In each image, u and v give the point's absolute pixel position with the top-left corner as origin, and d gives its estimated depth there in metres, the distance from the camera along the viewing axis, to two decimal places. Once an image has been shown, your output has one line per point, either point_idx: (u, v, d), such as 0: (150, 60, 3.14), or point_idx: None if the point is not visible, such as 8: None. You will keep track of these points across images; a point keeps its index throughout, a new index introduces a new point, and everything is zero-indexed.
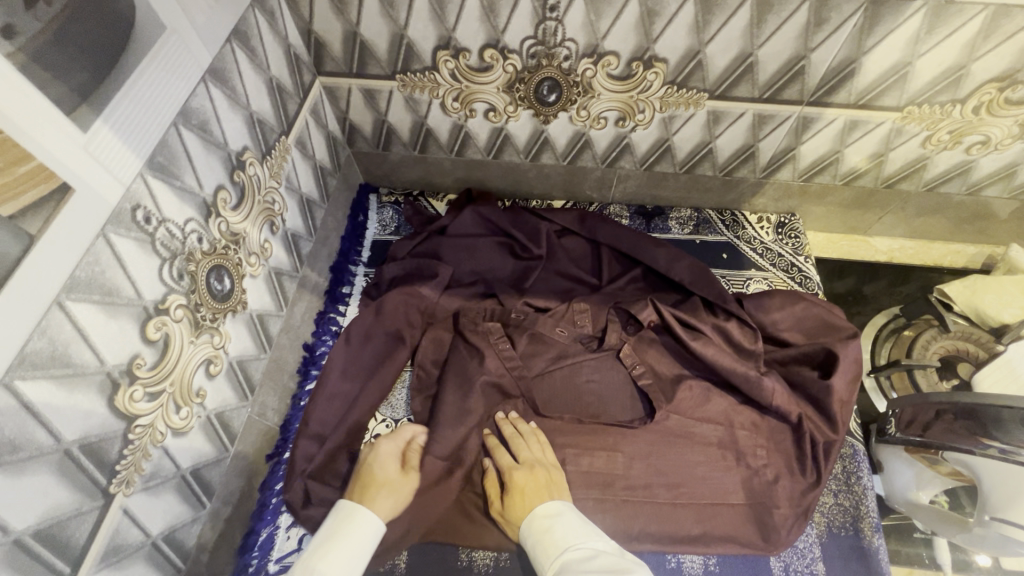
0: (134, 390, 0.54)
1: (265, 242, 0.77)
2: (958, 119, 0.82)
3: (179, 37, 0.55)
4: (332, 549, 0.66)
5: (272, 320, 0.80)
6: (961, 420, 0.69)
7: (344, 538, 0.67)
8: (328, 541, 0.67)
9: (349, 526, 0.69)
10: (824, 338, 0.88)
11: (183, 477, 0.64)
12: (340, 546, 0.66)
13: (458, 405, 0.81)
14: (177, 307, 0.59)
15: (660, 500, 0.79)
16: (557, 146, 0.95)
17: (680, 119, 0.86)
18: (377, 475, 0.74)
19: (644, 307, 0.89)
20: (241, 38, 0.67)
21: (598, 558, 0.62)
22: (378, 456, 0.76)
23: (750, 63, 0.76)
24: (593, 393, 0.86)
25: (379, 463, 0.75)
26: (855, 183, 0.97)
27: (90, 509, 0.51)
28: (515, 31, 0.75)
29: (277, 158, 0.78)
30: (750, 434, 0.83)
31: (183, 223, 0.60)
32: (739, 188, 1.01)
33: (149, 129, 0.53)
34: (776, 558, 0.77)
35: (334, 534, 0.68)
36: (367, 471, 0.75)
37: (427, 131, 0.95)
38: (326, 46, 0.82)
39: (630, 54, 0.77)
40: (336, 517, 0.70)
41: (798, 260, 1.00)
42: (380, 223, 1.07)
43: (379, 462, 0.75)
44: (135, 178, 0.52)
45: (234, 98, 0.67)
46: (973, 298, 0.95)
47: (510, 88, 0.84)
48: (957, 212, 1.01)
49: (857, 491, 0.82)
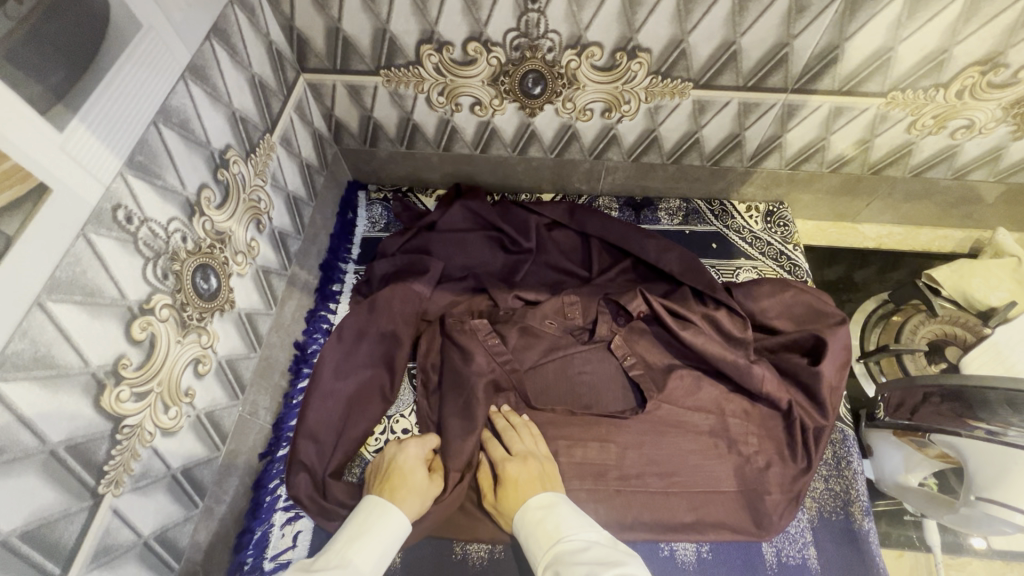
0: (120, 390, 0.54)
1: (251, 241, 0.76)
2: (941, 103, 0.82)
3: (157, 35, 0.55)
4: (370, 543, 0.65)
5: (261, 319, 0.80)
6: (947, 402, 0.69)
7: (380, 533, 0.67)
8: (364, 534, 0.66)
9: (385, 517, 0.68)
10: (812, 324, 0.89)
11: (173, 477, 0.64)
12: (376, 540, 0.66)
13: (460, 405, 0.82)
14: (162, 306, 0.59)
15: (652, 489, 0.80)
16: (544, 140, 0.95)
17: (666, 109, 0.86)
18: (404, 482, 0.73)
19: (634, 299, 0.89)
20: (221, 35, 0.66)
21: (591, 549, 0.62)
22: (407, 463, 0.75)
23: (733, 51, 0.76)
24: (585, 384, 0.87)
25: (406, 468, 0.74)
26: (842, 170, 0.97)
27: (77, 510, 0.51)
28: (497, 24, 0.75)
29: (261, 157, 0.78)
30: (741, 422, 0.84)
31: (166, 223, 0.60)
32: (727, 177, 1.01)
33: (128, 128, 0.52)
34: (767, 544, 0.78)
35: (369, 526, 0.67)
36: (396, 477, 0.73)
37: (414, 126, 0.95)
38: (308, 42, 0.81)
39: (613, 45, 0.77)
40: (368, 509, 0.69)
41: (787, 248, 1.01)
42: (369, 220, 1.06)
43: (408, 469, 0.74)
44: (114, 178, 0.52)
45: (216, 97, 0.67)
46: (961, 282, 0.96)
47: (495, 81, 0.84)
48: (944, 196, 1.02)
49: (848, 476, 0.82)
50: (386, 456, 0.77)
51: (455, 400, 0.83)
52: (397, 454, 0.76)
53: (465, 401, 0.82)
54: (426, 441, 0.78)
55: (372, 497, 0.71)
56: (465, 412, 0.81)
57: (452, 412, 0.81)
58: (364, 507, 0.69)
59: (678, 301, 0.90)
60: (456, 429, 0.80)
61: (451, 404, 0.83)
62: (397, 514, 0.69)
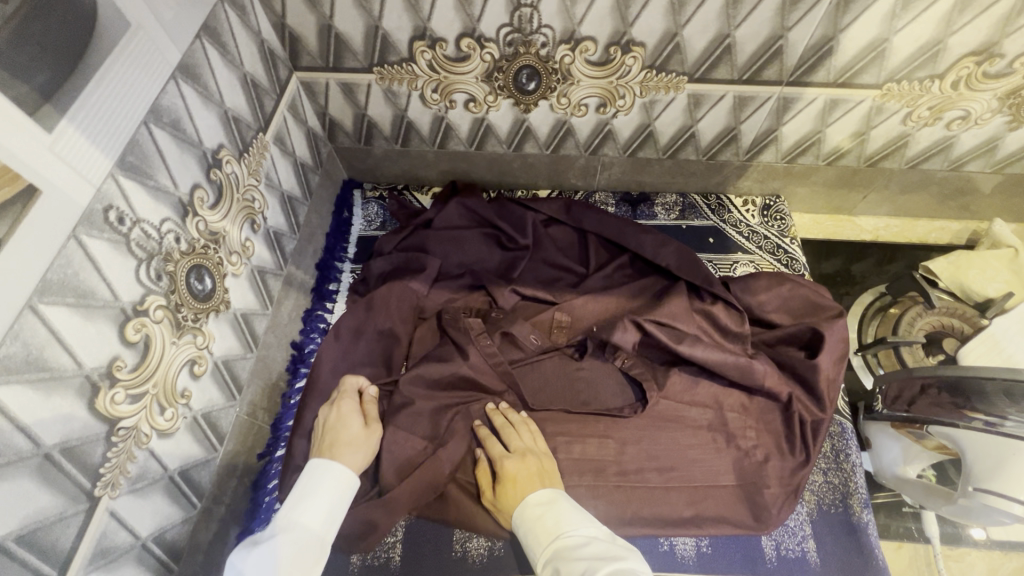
0: (115, 393, 0.54)
1: (246, 240, 0.76)
2: (937, 94, 0.82)
3: (147, 34, 0.55)
4: (317, 503, 0.68)
5: (257, 319, 0.80)
6: (947, 394, 0.69)
7: (326, 492, 0.69)
8: (309, 496, 0.68)
9: (324, 479, 0.70)
10: (810, 318, 0.89)
11: (171, 478, 0.64)
12: (324, 500, 0.68)
13: (432, 378, 0.82)
14: (157, 307, 0.59)
15: (652, 484, 0.80)
16: (539, 136, 0.95)
17: (661, 104, 0.86)
18: (341, 434, 0.74)
19: (626, 329, 0.85)
20: (212, 33, 0.66)
21: (590, 545, 0.62)
22: (340, 418, 0.76)
23: (727, 44, 0.76)
24: (583, 380, 0.87)
25: (340, 422, 0.76)
26: (838, 162, 0.97)
27: (74, 513, 0.51)
28: (490, 19, 0.75)
29: (255, 156, 0.77)
30: (739, 416, 0.84)
31: (158, 223, 0.59)
32: (723, 171, 1.00)
33: (118, 127, 0.52)
34: (767, 537, 0.78)
35: (315, 488, 0.69)
36: (331, 434, 0.75)
37: (408, 123, 0.95)
38: (300, 40, 0.81)
39: (607, 39, 0.76)
40: (312, 472, 0.70)
41: (784, 242, 1.01)
42: (365, 219, 1.06)
43: (341, 422, 0.76)
44: (105, 179, 0.51)
45: (207, 96, 0.66)
46: (958, 274, 0.96)
47: (489, 77, 0.83)
48: (940, 188, 1.02)
49: (846, 468, 0.82)
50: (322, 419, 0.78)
51: (425, 371, 0.82)
52: (330, 414, 0.77)
53: (439, 377, 0.82)
54: (346, 391, 0.80)
55: (317, 460, 0.72)
56: (433, 381, 0.82)
57: (414, 380, 0.81)
58: (309, 469, 0.71)
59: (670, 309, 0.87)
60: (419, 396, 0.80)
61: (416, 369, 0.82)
62: (342, 473, 0.71)
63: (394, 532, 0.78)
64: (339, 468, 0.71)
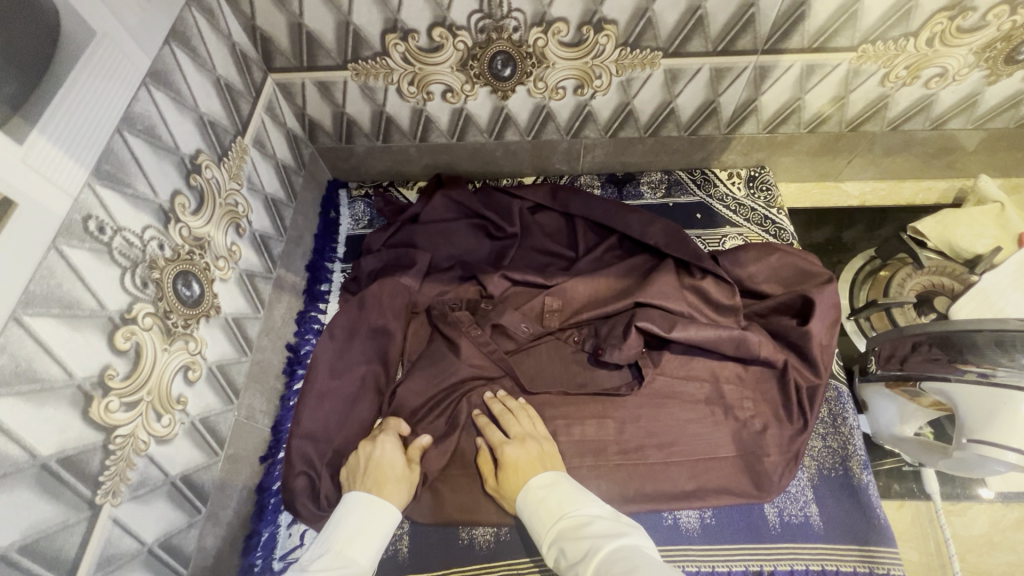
0: (109, 401, 0.54)
1: (232, 245, 0.76)
2: (913, 52, 0.81)
3: (114, 42, 0.55)
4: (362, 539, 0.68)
5: (249, 323, 0.80)
6: (937, 348, 0.70)
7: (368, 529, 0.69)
8: (359, 531, 0.69)
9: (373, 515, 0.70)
10: (800, 285, 0.89)
11: (173, 484, 0.64)
12: (372, 532, 0.69)
13: (426, 380, 0.85)
14: (145, 315, 0.59)
15: (653, 461, 0.80)
16: (519, 122, 0.95)
17: (638, 81, 0.86)
18: (385, 472, 0.74)
19: (623, 348, 0.83)
20: (181, 39, 0.66)
21: (593, 523, 0.63)
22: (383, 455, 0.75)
23: (699, 16, 0.75)
24: (580, 363, 0.89)
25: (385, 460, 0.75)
26: (820, 129, 0.97)
27: (76, 521, 0.51)
28: (460, 7, 0.74)
29: (235, 160, 0.77)
30: (736, 387, 0.85)
31: (141, 231, 0.59)
32: (706, 145, 1.01)
33: (91, 136, 0.52)
34: (769, 504, 0.78)
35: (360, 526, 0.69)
36: (375, 470, 0.74)
37: (388, 119, 0.95)
38: (272, 41, 0.81)
39: (579, 19, 0.76)
40: (362, 502, 0.71)
41: (770, 212, 1.01)
42: (352, 218, 1.06)
43: (385, 459, 0.75)
44: (82, 189, 0.51)
45: (181, 101, 0.66)
46: (946, 233, 0.96)
47: (464, 66, 0.83)
48: (925, 147, 1.01)
49: (845, 432, 0.83)
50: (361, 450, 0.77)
51: (423, 375, 0.85)
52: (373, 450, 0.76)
53: (441, 375, 0.85)
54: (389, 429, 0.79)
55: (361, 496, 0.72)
56: (429, 380, 0.85)
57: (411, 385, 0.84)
58: (353, 507, 0.71)
59: (658, 293, 0.86)
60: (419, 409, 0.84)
61: (419, 373, 0.85)
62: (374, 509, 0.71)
63: (400, 524, 0.79)
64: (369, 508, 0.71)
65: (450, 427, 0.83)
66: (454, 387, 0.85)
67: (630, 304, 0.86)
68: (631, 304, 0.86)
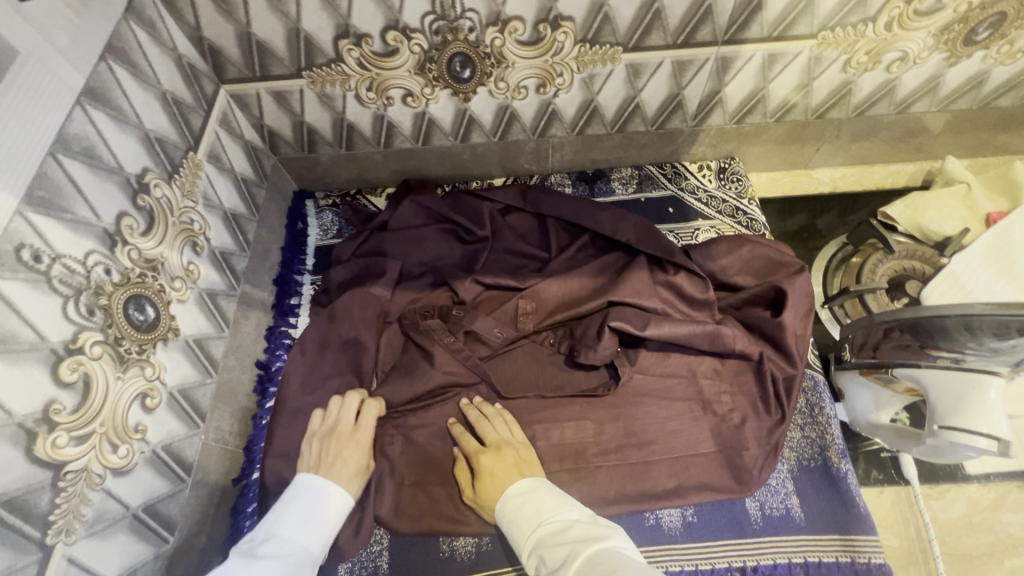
0: (56, 436, 0.52)
1: (189, 264, 0.74)
2: (872, 37, 0.81)
3: (41, 61, 0.52)
4: (315, 525, 0.68)
5: (214, 343, 0.77)
6: (908, 334, 0.68)
7: (321, 517, 0.69)
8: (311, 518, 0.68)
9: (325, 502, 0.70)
10: (773, 276, 0.88)
11: (134, 516, 0.62)
12: (322, 518, 0.69)
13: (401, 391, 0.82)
14: (93, 344, 0.57)
15: (633, 461, 0.79)
16: (483, 124, 0.93)
17: (600, 77, 0.84)
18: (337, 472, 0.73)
19: (598, 349, 0.82)
20: (119, 54, 0.63)
21: (572, 529, 0.62)
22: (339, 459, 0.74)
23: (656, 9, 0.74)
24: (557, 365, 0.88)
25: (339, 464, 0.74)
26: (787, 117, 0.97)
27: (24, 564, 0.49)
28: (412, 9, 0.73)
29: (188, 176, 0.75)
30: (713, 382, 0.84)
31: (83, 257, 0.57)
32: (675, 139, 1.00)
33: (19, 160, 0.50)
34: (751, 499, 0.78)
35: (312, 510, 0.69)
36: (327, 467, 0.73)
37: (349, 125, 0.92)
38: (221, 51, 0.78)
39: (535, 17, 0.75)
40: (320, 481, 0.71)
41: (742, 203, 1.00)
42: (321, 228, 1.04)
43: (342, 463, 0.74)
44: (13, 218, 0.49)
45: (123, 119, 0.64)
46: (915, 217, 0.96)
47: (422, 69, 0.81)
48: (891, 131, 1.02)
49: (822, 421, 0.83)
50: (320, 433, 0.76)
51: (399, 386, 0.83)
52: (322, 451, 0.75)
53: (416, 385, 0.83)
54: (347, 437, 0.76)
55: (313, 481, 0.71)
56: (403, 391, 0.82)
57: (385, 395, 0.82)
58: (305, 491, 0.70)
59: (632, 291, 0.84)
60: (397, 417, 0.83)
61: (394, 382, 0.83)
62: (331, 496, 0.70)
63: (380, 538, 0.78)
64: (322, 494, 0.70)
65: (427, 435, 0.82)
66: (430, 396, 0.84)
67: (603, 303, 0.85)
68: (604, 304, 0.85)
